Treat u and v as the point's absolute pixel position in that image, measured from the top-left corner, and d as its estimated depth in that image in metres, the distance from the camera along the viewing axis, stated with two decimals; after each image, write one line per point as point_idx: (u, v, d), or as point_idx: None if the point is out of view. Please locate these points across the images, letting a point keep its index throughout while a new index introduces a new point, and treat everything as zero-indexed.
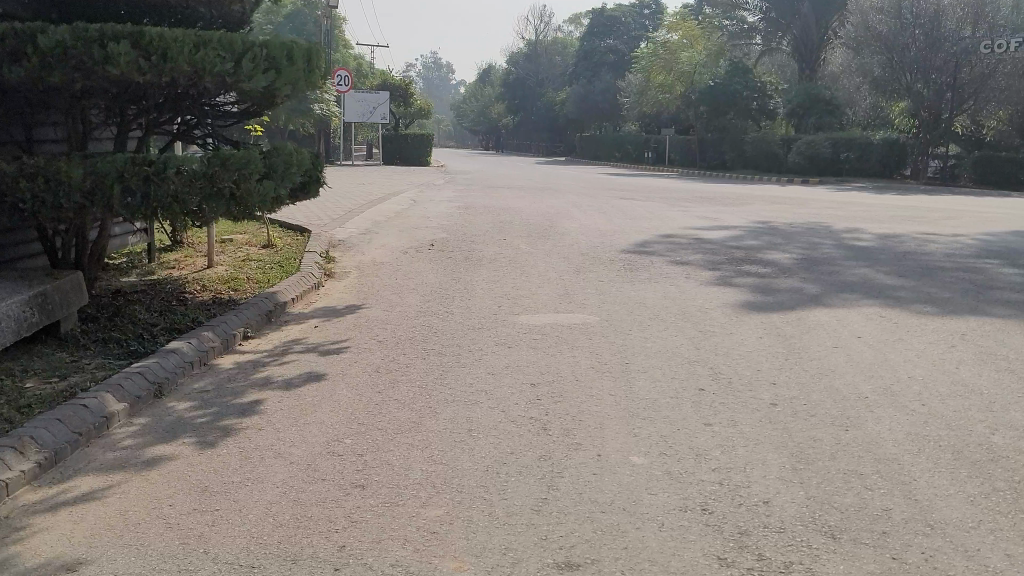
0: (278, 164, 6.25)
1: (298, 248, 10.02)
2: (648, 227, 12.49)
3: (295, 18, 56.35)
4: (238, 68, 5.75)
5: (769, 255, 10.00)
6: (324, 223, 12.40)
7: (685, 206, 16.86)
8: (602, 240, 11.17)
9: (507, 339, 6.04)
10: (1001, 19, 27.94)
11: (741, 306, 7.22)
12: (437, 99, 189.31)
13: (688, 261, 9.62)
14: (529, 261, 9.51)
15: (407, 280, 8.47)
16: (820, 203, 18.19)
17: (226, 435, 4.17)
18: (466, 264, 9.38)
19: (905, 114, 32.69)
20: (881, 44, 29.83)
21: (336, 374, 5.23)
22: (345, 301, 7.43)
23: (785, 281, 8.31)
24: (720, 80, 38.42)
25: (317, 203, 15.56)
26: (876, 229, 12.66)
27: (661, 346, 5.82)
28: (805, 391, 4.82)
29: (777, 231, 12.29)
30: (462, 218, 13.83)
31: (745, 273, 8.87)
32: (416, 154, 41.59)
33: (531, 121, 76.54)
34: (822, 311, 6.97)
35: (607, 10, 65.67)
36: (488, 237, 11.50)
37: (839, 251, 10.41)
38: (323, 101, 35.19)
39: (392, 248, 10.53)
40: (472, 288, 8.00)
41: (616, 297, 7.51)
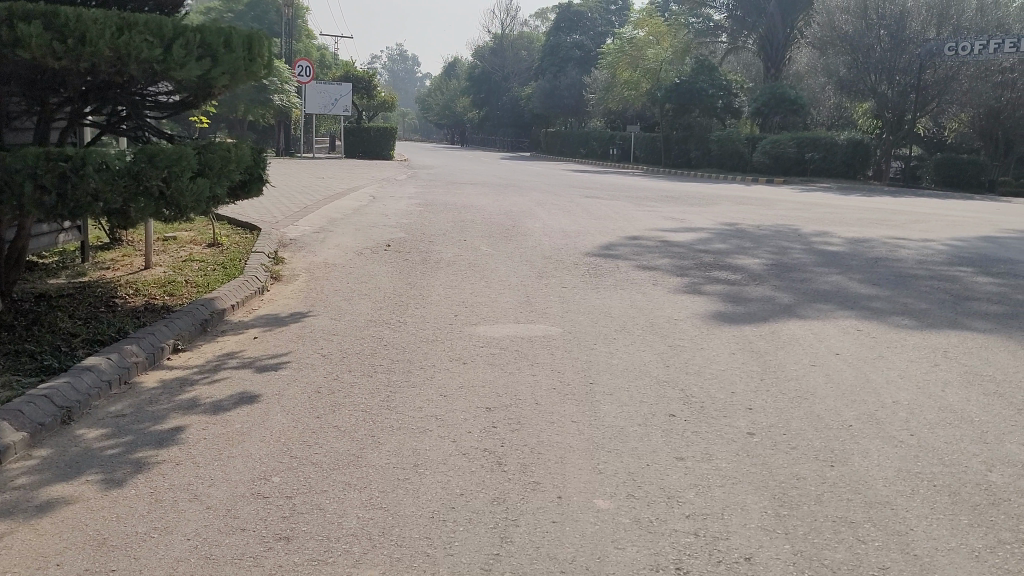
0: (213, 161, 5.74)
1: (245, 247, 9.47)
2: (613, 228, 12.11)
3: (257, 6, 55.21)
4: (168, 55, 5.23)
5: (739, 260, 9.67)
6: (276, 220, 11.84)
7: (651, 206, 16.50)
8: (566, 242, 10.76)
9: (462, 355, 5.59)
10: (964, 22, 28.28)
11: (710, 317, 6.85)
12: (401, 92, 188.18)
13: (655, 265, 9.24)
14: (490, 265, 9.06)
15: (359, 285, 7.98)
16: (788, 204, 17.98)
17: (136, 471, 3.67)
18: (423, 267, 8.91)
19: (869, 115, 32.75)
20: (846, 44, 29.74)
21: (272, 395, 4.74)
22: (290, 308, 6.93)
23: (756, 289, 7.97)
24: (686, 78, 38.25)
25: (271, 198, 14.96)
26: (845, 233, 12.41)
27: (627, 363, 5.41)
28: (783, 418, 4.44)
29: (745, 234, 11.97)
30: (422, 216, 13.34)
31: (714, 279, 8.51)
32: (378, 148, 40.84)
33: (496, 115, 76.08)
34: (796, 325, 6.62)
35: (574, 5, 65.38)
36: (448, 237, 11.02)
37: (809, 256, 10.12)
38: (283, 91, 34.35)
39: (346, 248, 10.01)
40: (428, 294, 7.54)
41: (579, 306, 7.10)
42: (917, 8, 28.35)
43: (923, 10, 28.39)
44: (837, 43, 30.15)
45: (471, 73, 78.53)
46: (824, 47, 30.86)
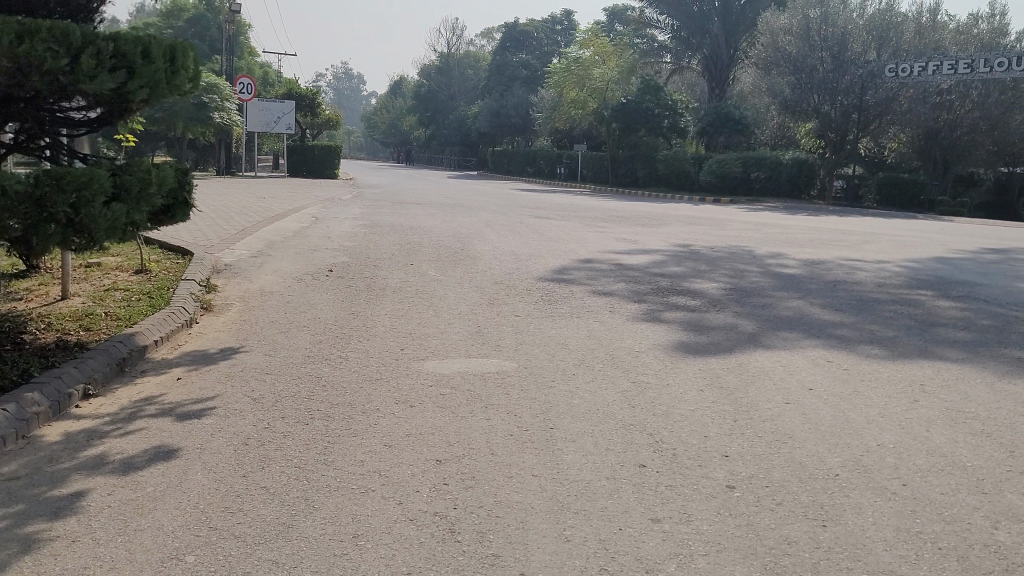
0: (132, 183, 5.18)
1: (176, 273, 8.86)
2: (565, 251, 11.73)
3: (198, 22, 54.17)
4: (76, 66, 4.71)
5: (696, 284, 9.38)
6: (211, 244, 11.24)
7: (602, 226, 16.21)
8: (518, 265, 10.36)
9: (408, 396, 5.09)
10: (904, 43, 28.84)
11: (673, 348, 6.47)
12: (346, 110, 186.86)
13: (611, 291, 8.88)
14: (438, 291, 8.59)
15: (298, 315, 7.43)
16: (737, 225, 17.86)
17: (22, 552, 3.11)
18: (367, 294, 8.39)
19: (812, 135, 33.12)
20: (789, 65, 29.95)
21: (192, 449, 4.19)
22: (221, 343, 6.36)
23: (718, 316, 7.64)
24: (632, 97, 38.34)
25: (208, 220, 14.33)
26: (799, 254, 12.23)
27: (589, 404, 4.98)
28: (762, 468, 4.05)
29: (700, 256, 11.69)
30: (366, 238, 12.81)
31: (673, 305, 8.16)
32: (322, 166, 40.13)
33: (443, 134, 75.73)
34: (763, 356, 6.28)
35: (520, 24, 65.66)
36: (394, 261, 10.53)
37: (766, 279, 9.85)
38: (222, 109, 33.51)
39: (285, 273, 9.46)
40: (372, 325, 7.03)
41: (534, 338, 6.67)
42: (858, 31, 28.82)
43: (863, 32, 28.89)
44: (781, 64, 30.43)
45: (417, 91, 78.23)
46: (768, 68, 31.14)
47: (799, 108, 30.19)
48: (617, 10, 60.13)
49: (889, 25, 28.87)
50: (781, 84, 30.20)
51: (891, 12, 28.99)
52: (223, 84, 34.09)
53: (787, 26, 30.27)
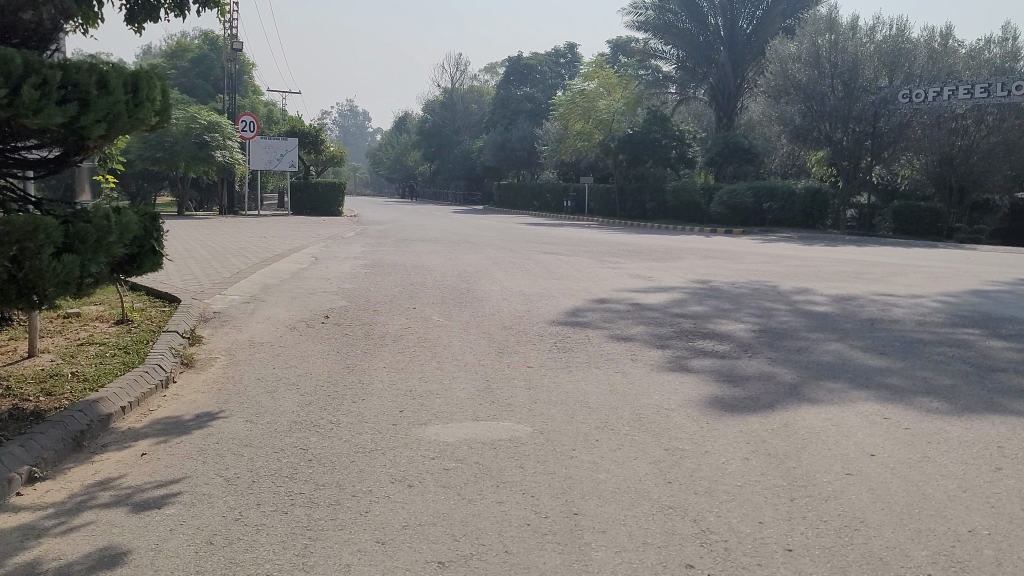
0: (87, 232, 4.51)
1: (158, 324, 8.20)
2: (577, 290, 11.06)
3: (202, 62, 54.10)
4: (17, 98, 4.08)
5: (723, 326, 8.68)
6: (202, 290, 10.58)
7: (614, 262, 15.54)
8: (528, 307, 9.68)
9: (407, 473, 4.38)
10: (917, 68, 28.35)
11: (707, 404, 5.73)
12: (350, 147, 187.56)
13: (632, 335, 8.17)
14: (442, 340, 7.89)
15: (287, 370, 6.71)
16: (756, 257, 17.18)
17: None
18: (365, 345, 7.68)
19: (824, 163, 32.52)
20: (800, 92, 29.46)
21: (146, 551, 3.47)
22: (198, 407, 5.64)
23: (751, 364, 6.94)
24: (638, 129, 37.84)
25: (203, 263, 13.73)
26: (827, 290, 11.56)
27: (618, 480, 4.26)
28: (839, 568, 3.32)
29: (722, 293, 11.02)
30: (367, 279, 12.16)
31: (701, 351, 7.47)
32: (326, 204, 39.71)
33: (447, 168, 75.42)
34: (808, 412, 5.55)
35: (524, 58, 65.60)
36: (395, 304, 9.86)
37: (797, 319, 9.16)
38: (224, 148, 33.06)
39: (277, 321, 8.79)
40: (369, 381, 6.33)
41: (550, 394, 5.96)
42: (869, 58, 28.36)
43: (874, 60, 28.45)
44: (790, 92, 29.92)
45: (421, 127, 78.13)
46: (778, 96, 30.63)
47: (809, 137, 29.75)
48: (620, 41, 60.09)
49: (901, 51, 28.41)
50: (792, 112, 29.67)
51: (903, 37, 28.54)
52: (225, 122, 33.73)
53: (796, 53, 29.80)
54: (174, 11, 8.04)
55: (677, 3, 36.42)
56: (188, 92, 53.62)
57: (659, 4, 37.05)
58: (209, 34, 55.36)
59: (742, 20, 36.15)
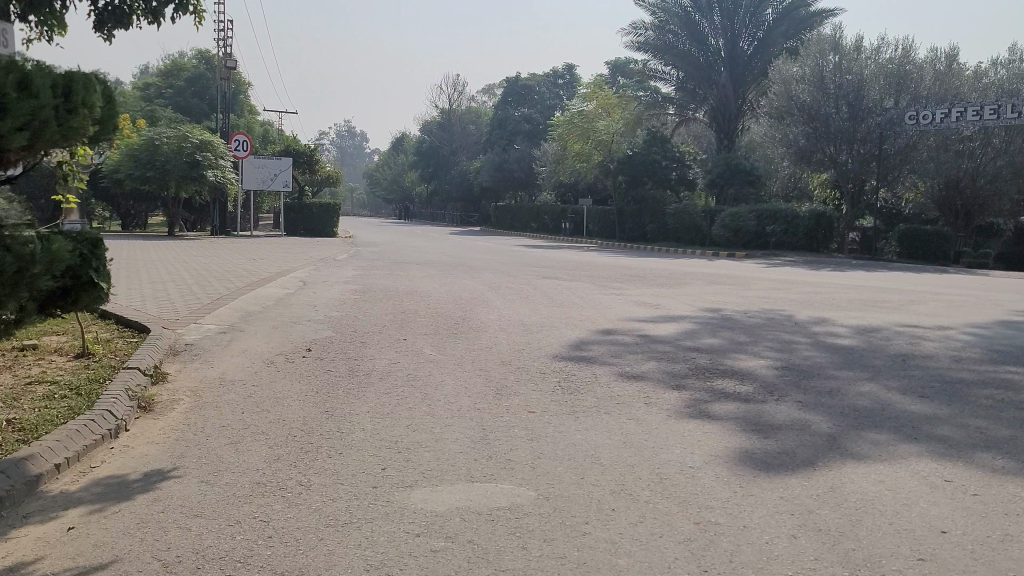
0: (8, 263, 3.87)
1: (119, 359, 7.44)
2: (581, 320, 10.33)
3: (196, 81, 53.60)
4: None
5: (741, 362, 7.94)
6: (177, 318, 9.82)
7: (616, 288, 14.82)
8: (528, 340, 8.92)
9: (387, 558, 3.60)
10: (924, 89, 27.74)
11: (738, 461, 4.96)
12: (347, 167, 187.68)
13: (643, 373, 7.42)
14: (434, 378, 7.13)
15: (257, 415, 5.93)
16: (764, 283, 16.47)
17: None
18: (349, 383, 6.93)
19: (828, 185, 31.93)
20: (804, 113, 28.89)
21: None
22: (149, 462, 4.86)
23: (780, 409, 6.20)
24: (638, 150, 37.30)
25: (182, 287, 12.98)
26: (846, 321, 10.82)
27: (642, 570, 3.48)
28: None
29: (735, 324, 10.29)
30: (356, 306, 11.43)
31: (721, 394, 6.72)
32: (319, 225, 39.02)
33: (445, 189, 74.93)
34: (854, 472, 4.80)
35: (522, 79, 65.30)
36: (383, 335, 9.12)
37: (822, 354, 8.43)
38: (217, 168, 32.41)
39: (253, 354, 8.03)
40: (349, 430, 5.56)
41: (556, 448, 5.19)
42: (874, 79, 27.83)
43: (879, 80, 27.90)
44: (794, 113, 29.39)
45: (418, 147, 77.70)
46: (781, 117, 30.09)
47: (812, 158, 29.19)
48: (619, 63, 59.80)
49: (908, 71, 27.84)
50: (795, 134, 29.13)
51: (908, 59, 27.97)
52: (218, 141, 33.08)
53: (800, 74, 29.27)
54: (150, 19, 7.40)
55: (677, 23, 35.93)
56: (182, 111, 53.10)
57: (659, 25, 36.51)
58: (204, 53, 54.87)
59: (743, 41, 35.55)
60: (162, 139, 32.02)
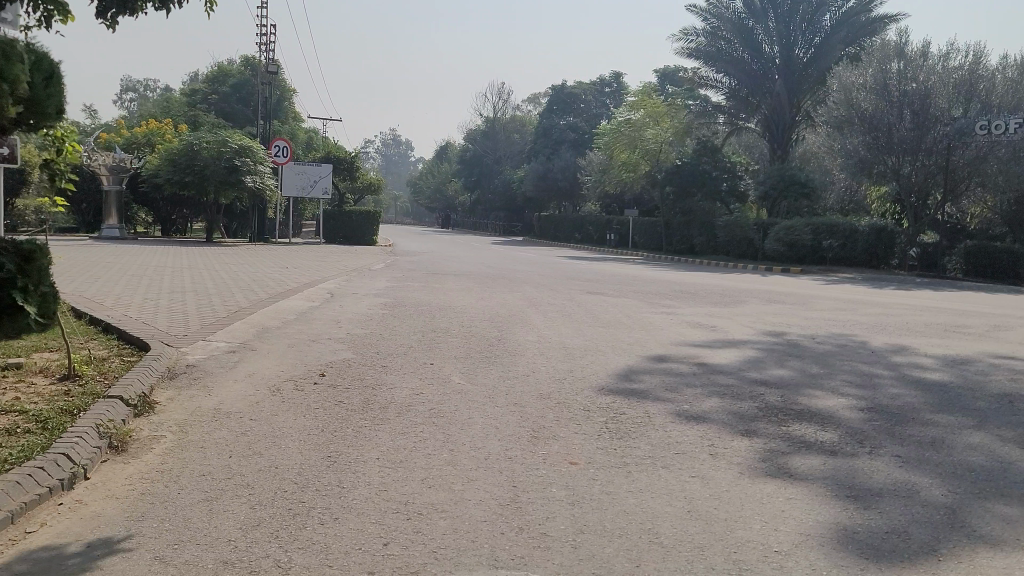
0: None
1: (106, 382, 6.60)
2: (629, 344, 9.30)
3: (242, 87, 53.59)
4: None
5: (818, 401, 6.82)
6: (186, 334, 8.99)
7: (666, 305, 13.74)
8: (571, 367, 7.90)
9: None
10: (994, 98, 26.22)
11: (840, 545, 3.88)
12: (392, 176, 188.65)
13: (704, 413, 6.33)
14: (461, 415, 6.11)
15: (246, 460, 4.96)
16: (828, 302, 15.27)
17: None
18: (362, 420, 5.95)
19: (888, 198, 30.46)
20: (863, 122, 27.55)
21: None
22: (99, 527, 3.93)
23: (878, 468, 5.08)
24: (687, 160, 36.26)
25: (203, 299, 12.21)
26: (931, 350, 9.62)
27: None
28: None
29: (804, 352, 9.18)
30: (384, 322, 10.54)
31: (800, 442, 5.62)
32: (360, 233, 38.38)
33: (487, 198, 74.34)
34: (994, 567, 3.68)
35: (568, 86, 64.56)
36: (409, 359, 8.16)
37: (911, 391, 7.29)
38: (256, 174, 32.08)
39: (259, 380, 7.11)
40: (350, 485, 4.57)
41: (604, 517, 4.16)
42: (941, 87, 26.37)
43: (947, 88, 26.44)
44: (854, 122, 28.06)
45: (463, 156, 77.16)
46: (840, 127, 28.81)
47: (873, 170, 27.80)
48: (668, 71, 58.77)
49: (977, 78, 26.35)
50: (854, 143, 27.77)
51: (978, 65, 26.47)
52: (257, 147, 32.60)
53: (861, 82, 27.98)
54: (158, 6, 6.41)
55: (730, 30, 34.76)
56: (227, 117, 53.13)
57: (712, 31, 35.46)
58: (249, 59, 54.70)
59: (799, 48, 34.24)
60: (201, 144, 31.51)
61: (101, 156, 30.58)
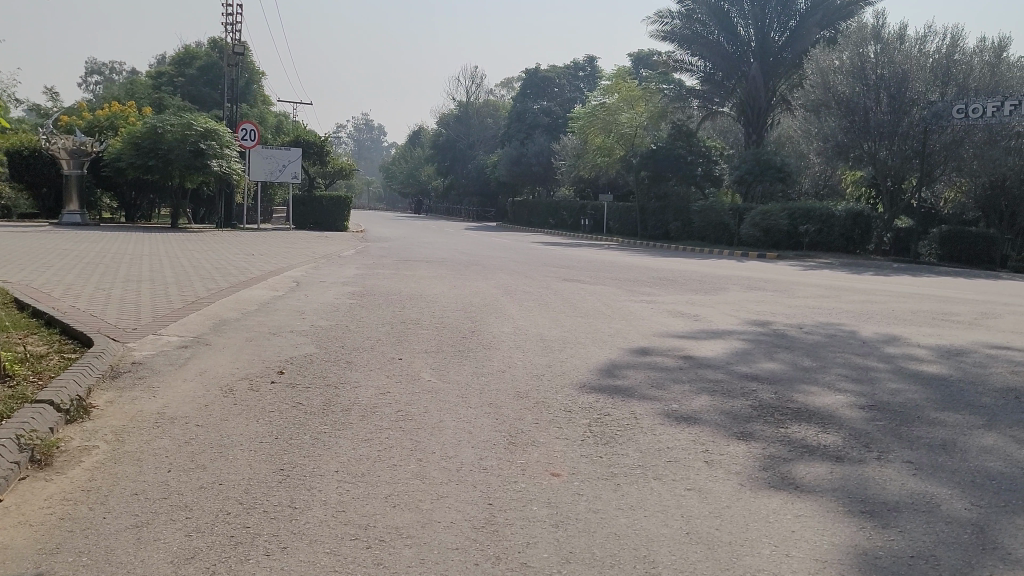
0: None
1: (37, 382, 5.96)
2: (610, 336, 8.79)
3: (209, 69, 52.44)
4: None
5: (814, 398, 6.35)
6: (135, 327, 8.35)
7: (645, 293, 13.27)
8: (549, 362, 7.38)
9: None
10: (972, 82, 25.90)
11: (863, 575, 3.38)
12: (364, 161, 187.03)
13: (695, 413, 5.84)
14: (430, 418, 5.57)
15: (186, 476, 4.38)
16: (809, 289, 14.90)
17: None
18: (320, 425, 5.38)
19: (864, 183, 30.20)
20: (841, 106, 27.24)
21: None
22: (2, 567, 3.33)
23: (890, 477, 4.61)
24: (662, 144, 35.87)
25: (159, 288, 11.55)
26: (924, 340, 9.20)
27: None
28: None
29: (793, 343, 8.72)
30: (351, 313, 9.97)
31: (802, 447, 5.13)
32: (330, 218, 37.60)
33: (461, 183, 73.61)
34: None
35: (541, 70, 64.04)
36: (375, 354, 7.60)
37: (912, 386, 6.84)
38: (223, 158, 31.22)
39: (211, 379, 6.52)
40: (304, 505, 4.02)
41: (592, 543, 3.64)
42: (919, 70, 26.07)
43: (925, 71, 26.13)
44: (831, 106, 27.75)
45: (435, 141, 76.30)
46: (817, 111, 28.48)
47: (850, 153, 27.50)
48: (642, 54, 58.34)
49: (955, 61, 26.06)
50: (831, 127, 27.45)
51: (956, 48, 26.16)
52: (223, 130, 31.69)
53: (839, 65, 27.66)
54: None
55: (706, 12, 34.33)
56: (194, 100, 51.95)
57: (687, 14, 35.02)
58: (216, 41, 53.48)
59: (774, 31, 33.84)
60: (165, 127, 30.56)
61: (60, 139, 29.52)
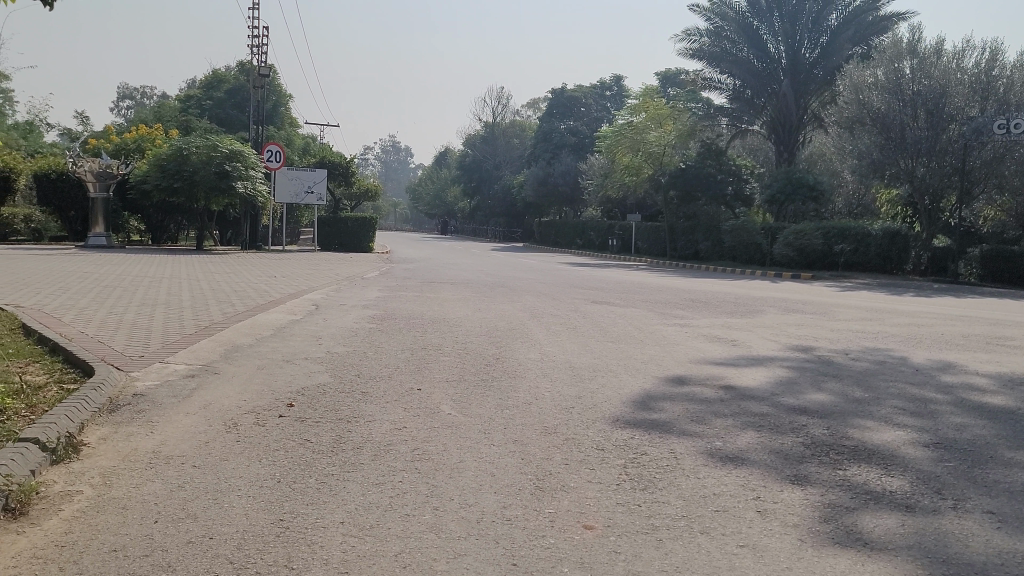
0: None
1: (26, 417, 5.53)
2: (643, 362, 8.24)
3: (237, 92, 52.72)
4: None
5: (872, 434, 5.76)
6: (142, 355, 7.93)
7: (679, 316, 12.69)
8: (579, 393, 6.84)
9: None
10: (1013, 96, 25.05)
11: None
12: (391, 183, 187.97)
13: (741, 451, 5.28)
14: (449, 459, 5.05)
15: (176, 528, 3.91)
16: (850, 311, 14.25)
17: None
18: (328, 466, 4.89)
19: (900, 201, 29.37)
20: (876, 123, 26.56)
21: None
22: None
23: (974, 532, 4.01)
24: (691, 163, 35.28)
25: (174, 313, 11.15)
26: (982, 368, 8.55)
27: None
28: None
29: (840, 371, 8.12)
30: (369, 339, 9.50)
31: (866, 494, 4.54)
32: (355, 239, 37.37)
33: (487, 204, 73.37)
34: None
35: (568, 90, 63.85)
36: (393, 384, 7.11)
37: (978, 420, 6.21)
38: (249, 180, 31.05)
39: (215, 412, 6.06)
40: (302, 566, 3.52)
41: None
42: (957, 85, 25.32)
43: (964, 86, 25.38)
44: (866, 122, 27.08)
45: (462, 162, 76.20)
46: (851, 127, 27.80)
47: (886, 171, 26.77)
48: (670, 73, 57.96)
49: (995, 75, 25.27)
50: (866, 145, 26.76)
51: (995, 62, 25.38)
52: (249, 151, 31.57)
53: (874, 81, 26.97)
54: None
55: (735, 30, 33.79)
56: (221, 123, 52.20)
57: (715, 31, 34.47)
58: (244, 65, 53.81)
59: (805, 48, 33.20)
60: (191, 149, 30.50)
61: (87, 162, 29.52)
